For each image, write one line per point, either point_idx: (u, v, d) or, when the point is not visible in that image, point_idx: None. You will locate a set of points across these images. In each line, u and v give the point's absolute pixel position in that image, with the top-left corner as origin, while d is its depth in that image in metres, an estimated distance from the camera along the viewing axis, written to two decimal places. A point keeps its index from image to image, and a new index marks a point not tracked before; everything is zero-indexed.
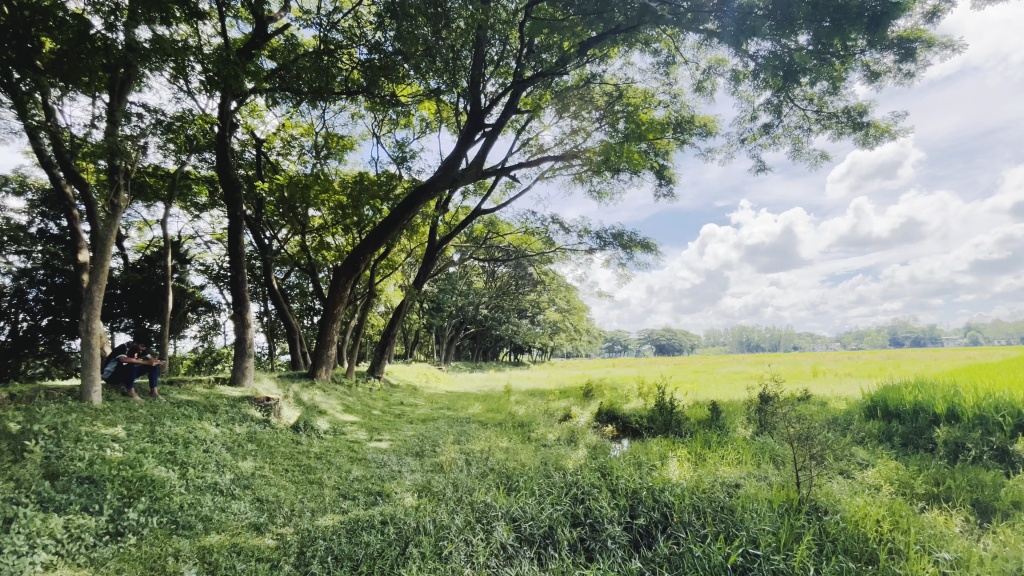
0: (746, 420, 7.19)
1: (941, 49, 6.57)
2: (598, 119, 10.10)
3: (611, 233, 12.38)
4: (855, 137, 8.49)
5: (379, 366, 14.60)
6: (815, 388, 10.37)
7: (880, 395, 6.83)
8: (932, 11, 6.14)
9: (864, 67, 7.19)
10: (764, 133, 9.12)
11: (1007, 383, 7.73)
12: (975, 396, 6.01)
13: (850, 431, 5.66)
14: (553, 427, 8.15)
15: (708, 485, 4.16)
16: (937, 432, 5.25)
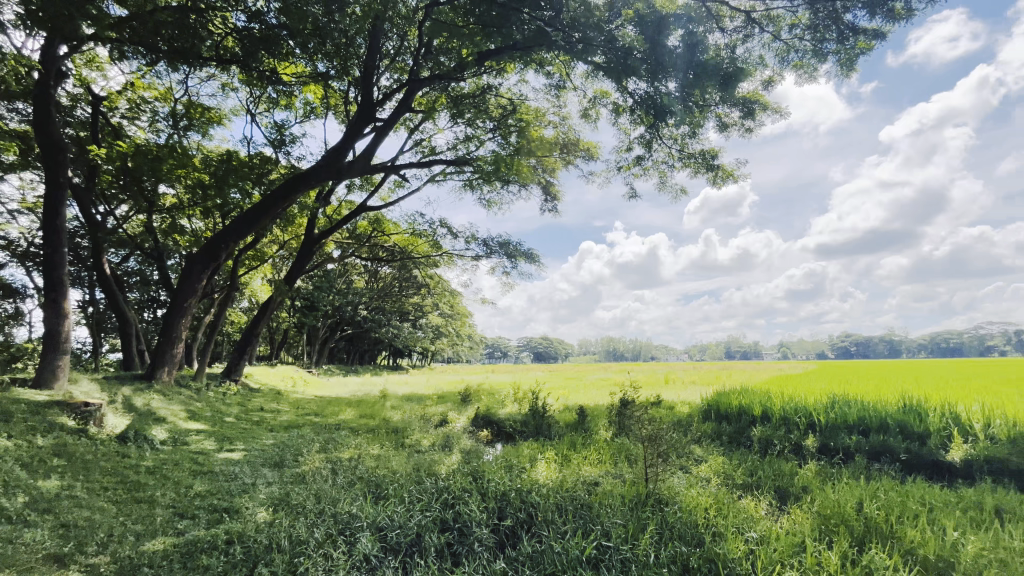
0: (607, 423, 7.82)
1: (773, 113, 7.96)
2: (491, 129, 10.33)
3: (498, 242, 12.69)
4: (709, 177, 9.86)
5: (237, 368, 13.08)
6: (666, 394, 11.68)
7: (715, 400, 7.93)
8: (768, 79, 7.43)
9: (717, 118, 8.40)
10: (636, 163, 10.15)
11: (805, 391, 9.49)
12: (782, 400, 7.28)
13: (691, 431, 6.49)
14: (428, 433, 8.05)
15: (570, 484, 4.44)
16: (754, 431, 6.24)
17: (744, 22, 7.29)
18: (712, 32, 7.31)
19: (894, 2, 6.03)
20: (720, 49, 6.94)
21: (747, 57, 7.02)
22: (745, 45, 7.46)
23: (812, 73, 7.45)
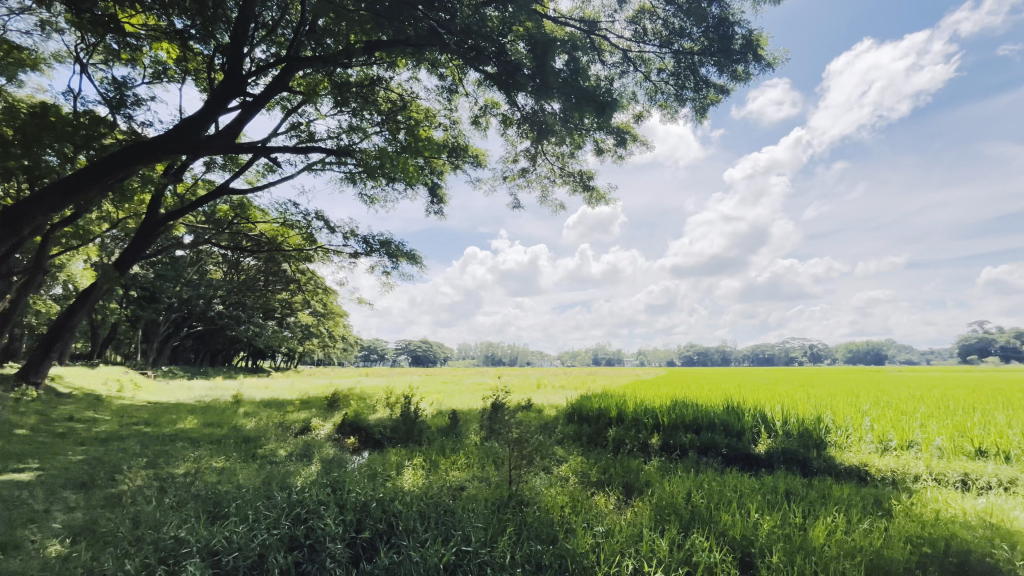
0: (478, 427, 7.91)
1: (641, 145, 8.87)
2: (377, 123, 9.91)
3: (378, 240, 12.19)
4: (585, 195, 10.60)
5: (38, 369, 10.67)
6: (536, 398, 12.23)
7: (579, 403, 8.49)
8: (638, 114, 8.27)
9: (595, 142, 9.09)
10: (521, 175, 10.54)
11: (654, 395, 10.65)
12: (636, 403, 8.05)
13: (555, 433, 6.86)
14: (286, 442, 7.36)
15: (436, 490, 4.39)
16: (609, 432, 6.81)
17: (621, 59, 8.01)
18: (594, 63, 7.93)
19: (737, 64, 7.14)
20: (599, 80, 7.53)
21: (622, 91, 7.72)
22: (621, 80, 8.20)
23: (673, 114, 8.47)
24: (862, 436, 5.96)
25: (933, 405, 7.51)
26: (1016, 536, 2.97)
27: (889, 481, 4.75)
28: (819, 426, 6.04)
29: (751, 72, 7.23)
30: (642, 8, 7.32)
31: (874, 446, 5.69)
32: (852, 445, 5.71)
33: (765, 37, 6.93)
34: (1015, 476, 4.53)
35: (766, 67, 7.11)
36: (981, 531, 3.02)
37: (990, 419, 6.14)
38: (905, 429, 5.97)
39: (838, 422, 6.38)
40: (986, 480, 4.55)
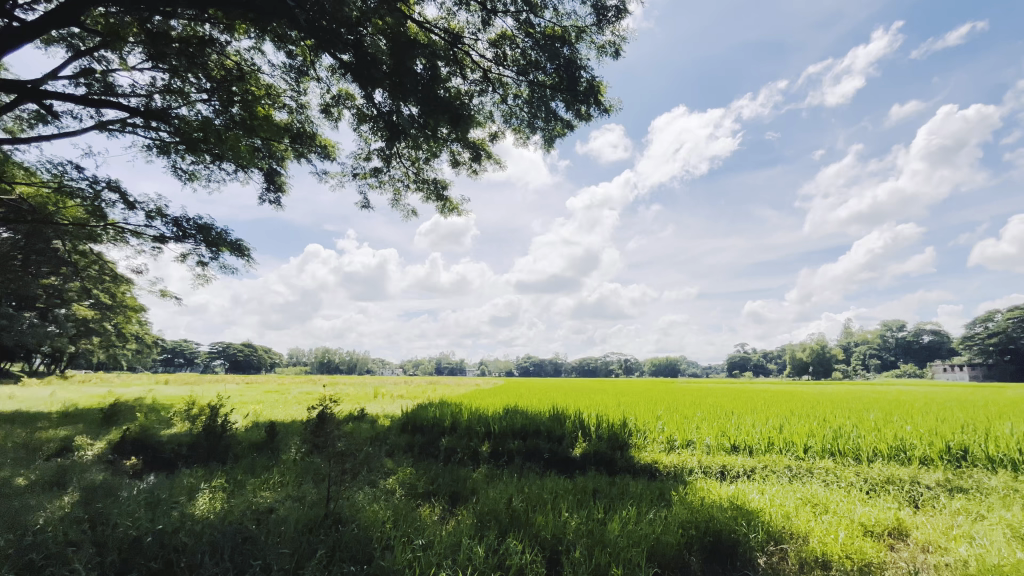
0: (300, 441, 7.17)
1: (494, 163, 9.24)
2: (204, 90, 8.53)
3: (194, 224, 10.41)
4: (438, 204, 10.61)
5: None
6: (371, 408, 11.65)
7: (414, 412, 8.31)
8: (493, 133, 8.61)
9: (451, 153, 9.18)
10: (373, 175, 10.08)
11: (489, 403, 11.01)
12: (471, 412, 8.20)
13: (386, 446, 6.59)
14: (29, 467, 5.70)
15: (237, 514, 3.84)
16: (442, 441, 6.80)
17: (481, 78, 8.27)
18: (454, 76, 8.04)
19: (580, 105, 7.92)
20: (459, 93, 7.67)
21: (479, 109, 7.98)
22: (479, 98, 8.46)
23: (525, 139, 9.04)
24: (655, 437, 6.98)
25: (708, 411, 9.18)
26: (750, 513, 3.75)
27: (672, 475, 5.62)
28: (625, 429, 6.90)
29: (592, 114, 8.11)
30: (503, 35, 7.70)
31: (664, 445, 6.71)
32: (648, 446, 6.64)
33: (605, 85, 7.85)
34: (754, 465, 5.75)
35: (603, 112, 8.04)
36: (729, 511, 3.73)
37: (742, 421, 7.74)
38: (686, 430, 7.17)
39: (639, 426, 7.37)
40: (736, 470, 5.68)
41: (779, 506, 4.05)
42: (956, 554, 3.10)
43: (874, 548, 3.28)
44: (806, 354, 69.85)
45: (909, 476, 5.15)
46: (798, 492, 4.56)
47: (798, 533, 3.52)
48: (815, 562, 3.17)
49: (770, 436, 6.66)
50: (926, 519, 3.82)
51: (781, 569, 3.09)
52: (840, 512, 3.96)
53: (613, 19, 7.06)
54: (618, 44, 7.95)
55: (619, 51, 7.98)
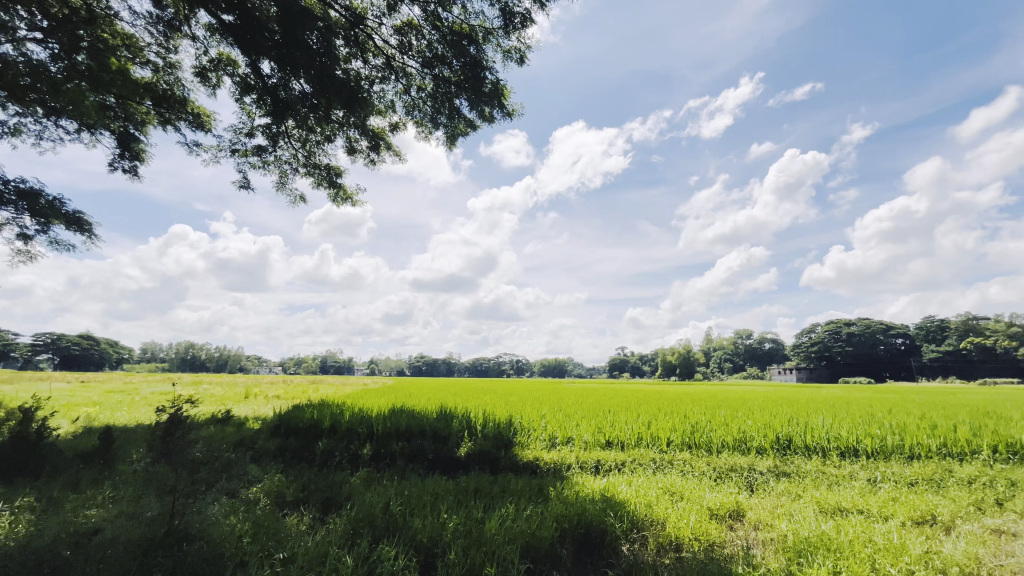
0: (146, 449, 6.21)
1: (394, 155, 8.91)
2: (37, 28, 7.03)
3: (14, 188, 8.55)
4: (329, 192, 9.93)
5: None
6: (237, 409, 10.50)
7: (288, 413, 7.65)
8: (394, 123, 8.30)
9: (347, 139, 8.65)
10: (255, 153, 9.13)
11: (375, 403, 10.55)
12: (353, 413, 7.76)
13: (251, 451, 5.96)
14: None
15: (46, 538, 3.18)
16: (318, 444, 6.35)
17: (383, 64, 7.91)
18: (354, 58, 7.59)
19: (484, 106, 7.95)
20: (358, 76, 7.25)
21: (380, 97, 7.63)
22: (380, 85, 8.08)
23: (427, 133, 8.84)
24: (538, 434, 7.23)
25: (587, 410, 9.73)
26: (617, 504, 4.02)
27: (551, 471, 5.86)
28: (510, 428, 7.03)
29: (495, 116, 8.17)
30: (409, 23, 7.43)
31: (545, 442, 6.97)
32: (531, 443, 6.84)
33: (509, 90, 7.96)
34: (625, 459, 6.21)
35: (506, 116, 8.16)
36: (599, 503, 3.96)
37: (617, 418, 8.32)
38: (566, 428, 7.52)
39: (524, 424, 7.58)
40: (609, 464, 6.08)
41: (643, 496, 4.40)
42: (778, 530, 3.61)
43: (717, 529, 3.70)
44: (674, 358, 77.86)
45: (748, 464, 5.93)
46: (660, 482, 5.00)
47: (657, 520, 3.85)
48: (669, 545, 3.49)
49: (640, 432, 7.25)
50: (759, 501, 4.42)
51: (640, 555, 3.34)
52: (693, 499, 4.42)
53: (520, 25, 7.18)
54: (523, 51, 8.10)
55: (524, 57, 8.15)
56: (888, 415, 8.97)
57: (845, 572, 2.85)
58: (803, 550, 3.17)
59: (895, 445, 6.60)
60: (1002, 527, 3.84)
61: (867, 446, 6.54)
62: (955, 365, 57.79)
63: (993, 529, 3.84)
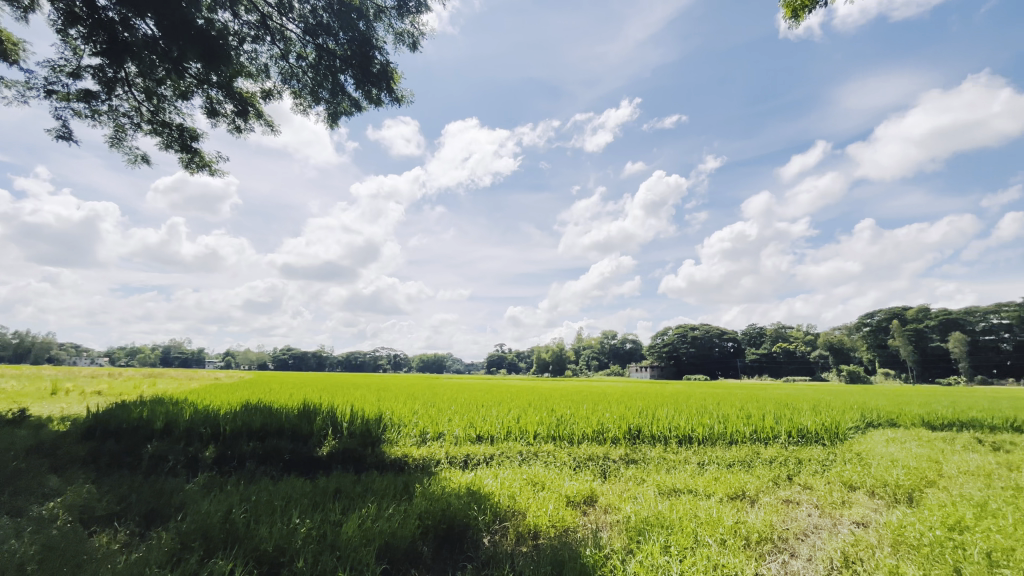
0: None
1: (264, 124, 8.02)
2: None
3: None
4: (180, 156, 8.59)
5: None
6: (36, 407, 8.57)
7: (107, 412, 6.43)
8: (266, 90, 7.47)
9: (206, 99, 7.57)
10: (82, 99, 7.55)
11: (225, 398, 9.40)
12: (194, 410, 6.81)
13: (49, 459, 4.90)
14: None
15: None
16: (147, 447, 5.45)
17: (257, 22, 7.06)
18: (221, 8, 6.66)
19: (371, 87, 7.54)
20: (225, 29, 6.38)
21: (252, 59, 6.81)
22: (252, 44, 7.20)
23: (305, 106, 8.11)
24: (409, 430, 7.07)
25: (461, 405, 9.77)
26: (482, 497, 4.09)
27: (419, 467, 5.77)
28: (379, 424, 6.76)
29: (382, 99, 7.80)
30: None
31: (416, 438, 6.84)
32: (400, 440, 6.66)
33: (398, 74, 7.65)
34: (493, 452, 6.37)
35: (395, 101, 7.84)
36: (464, 498, 3.98)
37: (489, 413, 8.50)
38: (438, 423, 7.48)
39: (394, 420, 7.36)
40: (478, 457, 6.18)
41: (507, 488, 4.54)
42: (623, 512, 3.97)
43: (572, 516, 3.95)
44: (548, 355, 82.65)
45: (604, 453, 6.46)
46: (524, 474, 5.22)
47: (519, 510, 4.00)
48: (527, 534, 3.64)
49: (509, 426, 7.48)
50: (609, 487, 4.83)
51: (499, 545, 3.44)
52: (553, 488, 4.68)
53: (414, 9, 6.91)
54: (416, 36, 7.84)
55: (416, 43, 7.89)
56: (715, 407, 10.46)
57: (672, 545, 3.23)
58: (642, 528, 3.52)
59: (720, 432, 7.72)
60: (790, 497, 4.69)
61: (699, 433, 7.55)
62: (768, 365, 69.53)
63: (783, 498, 4.68)
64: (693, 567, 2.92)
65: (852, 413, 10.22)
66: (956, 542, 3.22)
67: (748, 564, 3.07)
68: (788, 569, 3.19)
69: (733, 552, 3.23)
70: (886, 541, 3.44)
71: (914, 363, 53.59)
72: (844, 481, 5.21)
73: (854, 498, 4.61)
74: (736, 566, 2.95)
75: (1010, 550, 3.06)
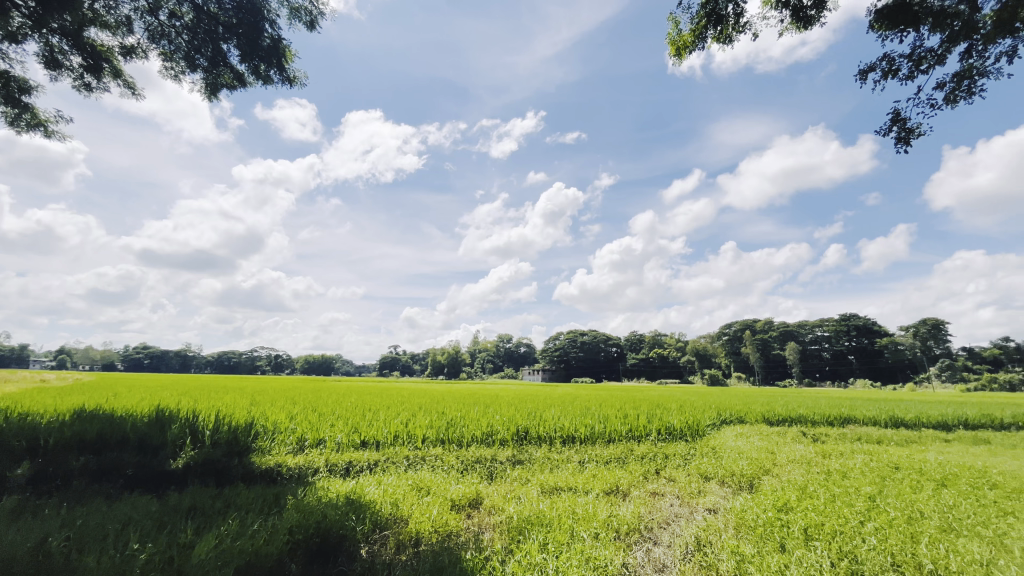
0: None
1: (122, 86, 6.90)
2: None
3: None
4: (2, 109, 7.05)
5: None
6: None
7: None
8: (127, 47, 6.44)
9: (44, 47, 6.31)
10: None
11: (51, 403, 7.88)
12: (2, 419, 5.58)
13: None
14: None
15: None
16: None
17: None
18: None
19: (259, 62, 6.88)
20: None
21: (110, 8, 5.83)
22: None
23: (177, 72, 7.13)
24: (284, 438, 6.51)
25: (345, 409, 9.24)
26: (361, 506, 3.89)
27: (293, 477, 5.34)
28: (249, 431, 6.13)
29: (271, 77, 7.15)
30: None
31: (292, 447, 6.33)
32: (274, 448, 6.11)
33: (293, 52, 7.08)
34: (378, 458, 6.11)
35: (286, 81, 7.23)
36: (341, 508, 3.74)
37: (376, 418, 8.14)
38: (319, 429, 6.99)
39: (267, 427, 6.73)
40: (361, 464, 5.88)
41: (390, 495, 4.38)
42: (506, 513, 4.03)
43: (455, 519, 3.92)
44: (443, 357, 82.28)
45: (491, 455, 6.53)
46: (410, 479, 5.08)
47: (400, 518, 3.86)
48: (408, 541, 3.53)
49: (396, 430, 7.23)
50: (494, 488, 4.88)
51: (377, 556, 3.29)
52: (438, 492, 4.61)
53: None
54: (314, 15, 7.32)
55: (314, 22, 7.37)
56: (597, 408, 11.15)
57: (549, 542, 3.35)
58: (523, 528, 3.61)
59: (600, 431, 8.24)
60: (656, 489, 5.14)
61: (581, 433, 7.98)
62: (645, 369, 76.12)
63: (651, 491, 5.11)
64: (568, 561, 3.05)
65: (710, 412, 11.55)
66: (783, 521, 3.77)
67: (616, 555, 3.29)
68: (651, 557, 3.48)
69: (604, 544, 3.43)
70: (731, 525, 3.91)
71: (760, 367, 62.23)
72: (701, 472, 5.85)
73: (707, 487, 5.19)
74: (605, 558, 3.14)
75: (821, 525, 3.65)
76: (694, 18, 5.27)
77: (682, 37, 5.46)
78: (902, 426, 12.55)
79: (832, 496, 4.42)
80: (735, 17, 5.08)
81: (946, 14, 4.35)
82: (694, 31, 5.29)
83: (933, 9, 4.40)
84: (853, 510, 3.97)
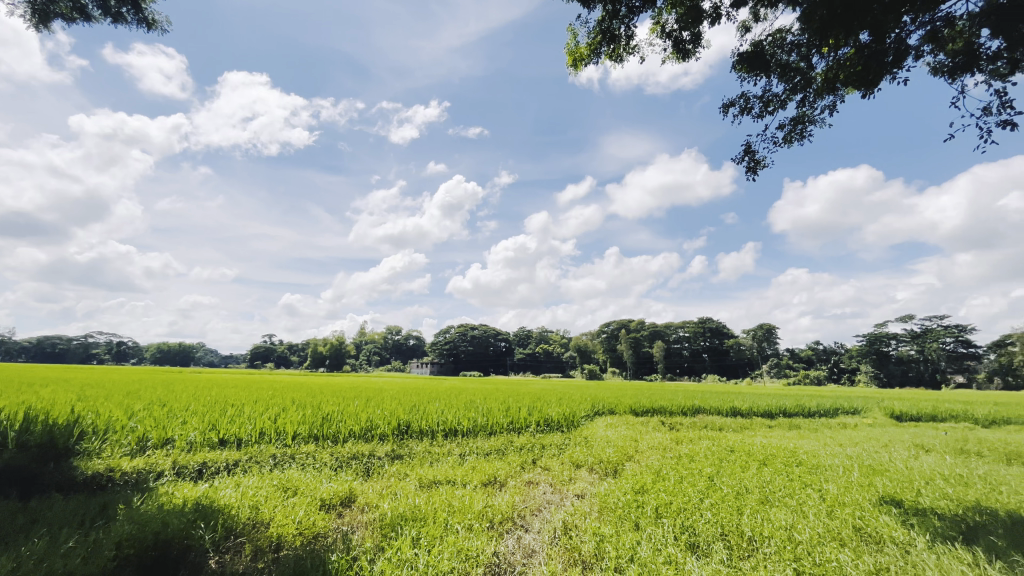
0: None
1: None
2: None
3: None
4: None
5: None
6: None
7: None
8: None
9: None
10: None
11: None
12: None
13: None
14: None
15: None
16: None
17: None
18: None
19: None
20: None
21: None
22: None
23: None
24: (119, 439, 5.61)
25: (202, 404, 8.24)
26: (213, 511, 3.50)
27: (129, 484, 4.63)
28: (71, 431, 5.18)
29: (123, 16, 6.07)
30: None
31: (130, 449, 5.48)
32: (105, 450, 5.23)
33: None
34: (239, 458, 5.56)
35: (143, 23, 6.19)
36: (188, 515, 3.32)
37: (239, 413, 7.38)
38: (167, 427, 6.15)
39: (95, 426, 5.73)
40: (217, 466, 5.29)
41: (250, 498, 4.01)
42: (380, 509, 3.92)
43: (323, 520, 3.70)
44: (325, 348, 77.48)
45: (369, 450, 6.29)
46: (275, 479, 4.71)
47: (258, 522, 3.54)
48: (267, 547, 3.26)
49: (263, 427, 6.63)
50: (369, 485, 4.71)
51: (228, 566, 2.99)
52: (306, 492, 4.33)
53: None
54: None
55: None
56: (481, 402, 11.35)
57: (422, 536, 3.33)
58: (395, 524, 3.54)
59: (483, 424, 8.41)
60: (531, 478, 5.38)
61: (464, 426, 8.05)
62: (530, 363, 79.22)
63: (526, 480, 5.34)
64: (439, 555, 3.06)
65: (585, 404, 12.41)
66: (638, 502, 4.18)
67: (487, 544, 3.37)
68: (521, 543, 3.62)
69: (476, 535, 3.50)
70: (594, 508, 4.23)
71: (631, 363, 68.38)
72: (573, 460, 6.24)
73: (577, 474, 5.57)
74: (476, 548, 3.19)
75: (669, 504, 4.12)
76: (590, 32, 5.55)
77: (579, 49, 5.72)
78: (738, 414, 14.69)
79: (680, 477, 5.01)
80: (626, 38, 5.46)
81: (791, 67, 5.14)
82: (590, 45, 5.58)
83: (782, 62, 5.16)
84: (695, 489, 4.52)
